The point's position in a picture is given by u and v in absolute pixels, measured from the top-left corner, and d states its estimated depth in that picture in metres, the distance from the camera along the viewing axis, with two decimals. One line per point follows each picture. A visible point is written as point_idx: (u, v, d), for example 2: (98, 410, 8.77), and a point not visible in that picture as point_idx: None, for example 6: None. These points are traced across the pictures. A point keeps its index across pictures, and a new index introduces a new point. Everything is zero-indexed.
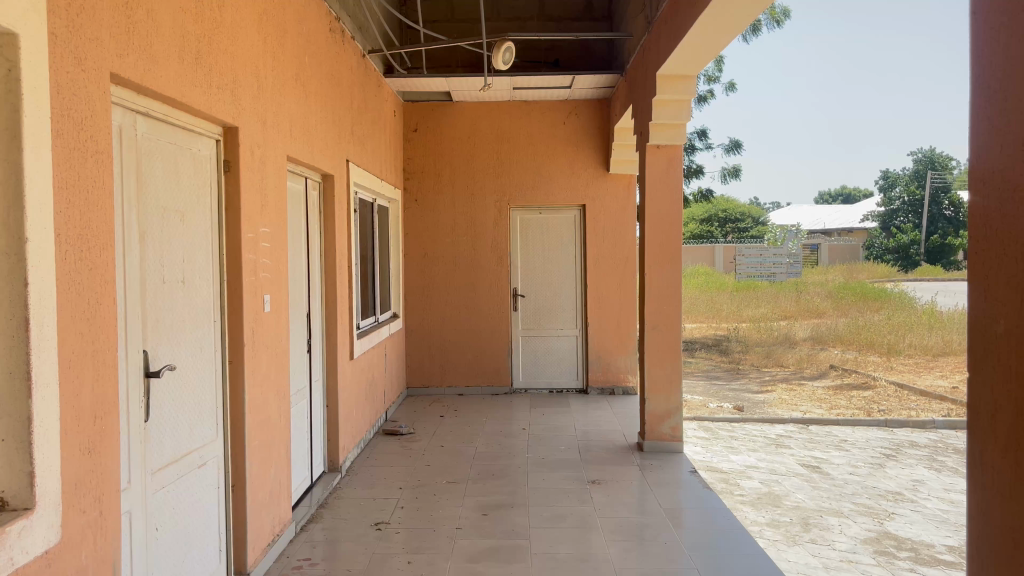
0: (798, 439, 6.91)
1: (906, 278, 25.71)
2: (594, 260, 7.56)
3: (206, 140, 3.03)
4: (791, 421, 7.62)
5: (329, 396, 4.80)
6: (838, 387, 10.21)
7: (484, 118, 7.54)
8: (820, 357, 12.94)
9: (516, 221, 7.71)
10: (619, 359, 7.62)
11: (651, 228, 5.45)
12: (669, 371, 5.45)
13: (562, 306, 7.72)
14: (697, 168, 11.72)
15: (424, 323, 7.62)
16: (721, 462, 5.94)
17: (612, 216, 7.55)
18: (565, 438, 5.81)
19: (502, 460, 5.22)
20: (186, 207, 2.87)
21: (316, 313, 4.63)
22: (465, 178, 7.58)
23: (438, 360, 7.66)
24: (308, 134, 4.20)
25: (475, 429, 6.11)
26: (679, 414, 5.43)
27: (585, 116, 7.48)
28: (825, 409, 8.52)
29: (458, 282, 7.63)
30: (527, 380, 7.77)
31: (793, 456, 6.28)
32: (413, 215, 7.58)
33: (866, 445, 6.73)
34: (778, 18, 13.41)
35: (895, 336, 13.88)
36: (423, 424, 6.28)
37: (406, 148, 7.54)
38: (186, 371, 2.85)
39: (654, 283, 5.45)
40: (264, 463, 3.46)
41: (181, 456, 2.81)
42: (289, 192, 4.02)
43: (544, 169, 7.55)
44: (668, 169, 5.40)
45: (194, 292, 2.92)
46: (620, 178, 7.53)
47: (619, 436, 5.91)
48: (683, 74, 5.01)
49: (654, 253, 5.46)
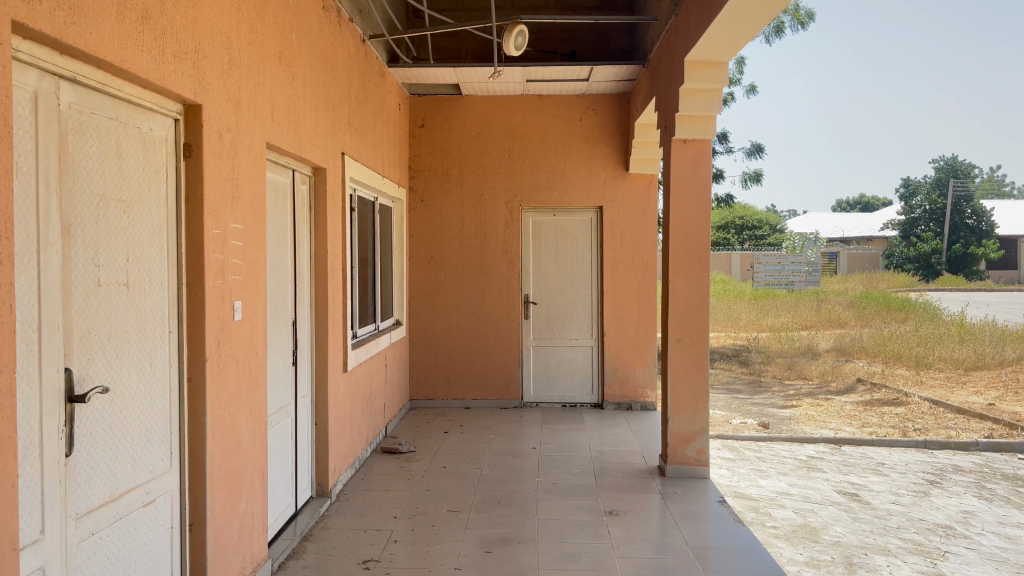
0: (832, 462, 6.37)
1: (929, 288, 25.05)
2: (611, 266, 7.07)
3: (159, 118, 2.57)
4: (822, 441, 7.08)
5: (318, 413, 4.33)
6: (868, 403, 9.66)
7: (495, 114, 7.08)
8: (846, 370, 12.38)
9: (529, 223, 7.23)
10: (637, 372, 7.09)
11: (675, 231, 4.95)
12: (695, 389, 4.93)
13: (576, 315, 7.23)
14: (718, 171, 11.21)
15: (429, 331, 7.15)
16: (749, 488, 5.43)
17: (631, 218, 7.05)
18: (579, 459, 5.31)
19: (510, 485, 4.73)
20: (131, 196, 2.41)
21: (303, 322, 4.16)
22: (475, 177, 7.12)
23: (444, 371, 7.18)
24: (293, 120, 3.74)
25: (482, 447, 5.62)
26: (705, 435, 4.91)
27: (603, 111, 7.01)
28: (857, 428, 7.97)
29: (466, 289, 7.16)
30: (538, 393, 7.27)
31: (829, 482, 5.74)
32: (418, 216, 7.12)
33: (907, 470, 6.19)
34: (802, 20, 12.88)
35: (924, 348, 13.30)
36: (425, 441, 5.79)
37: (412, 145, 7.09)
38: (128, 391, 2.38)
39: (680, 292, 4.94)
40: (232, 496, 2.98)
41: (120, 493, 2.34)
42: (269, 186, 3.56)
43: (558, 169, 7.08)
44: (696, 167, 4.91)
45: (142, 296, 2.46)
46: (640, 178, 7.04)
47: (638, 457, 5.40)
48: (715, 60, 4.49)
49: (678, 259, 4.95)
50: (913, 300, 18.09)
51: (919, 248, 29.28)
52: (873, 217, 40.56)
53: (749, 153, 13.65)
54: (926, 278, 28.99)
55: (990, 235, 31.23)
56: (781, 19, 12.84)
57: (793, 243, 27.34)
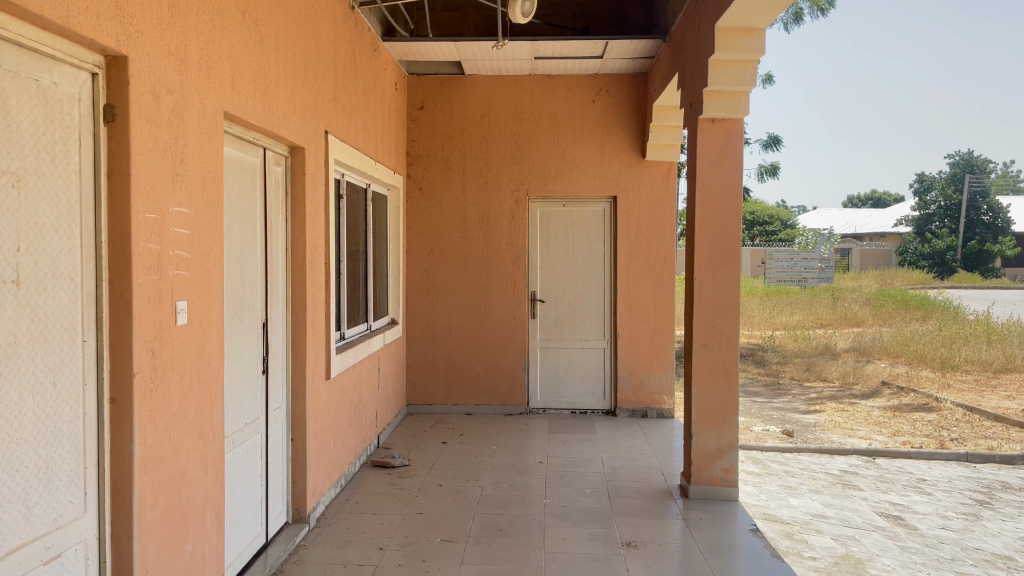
0: (867, 477, 5.80)
1: (947, 286, 24.40)
2: (626, 261, 6.51)
3: (68, 70, 2.03)
4: (854, 452, 6.51)
5: (295, 427, 3.80)
6: (896, 408, 9.08)
7: (501, 95, 6.52)
8: (868, 372, 11.79)
9: (536, 214, 6.67)
10: (652, 377, 6.54)
11: (701, 223, 4.38)
12: (722, 400, 4.37)
13: (587, 315, 6.67)
14: None
15: (428, 331, 6.61)
16: (779, 510, 4.88)
17: (647, 209, 6.49)
18: (591, 477, 4.76)
19: (515, 509, 4.18)
20: (22, 167, 1.86)
21: (276, 323, 3.62)
22: (478, 165, 6.56)
23: (444, 374, 6.63)
24: (261, 88, 3.19)
25: (482, 461, 5.07)
26: (734, 453, 4.36)
27: (618, 93, 6.45)
28: (888, 437, 7.40)
29: (468, 285, 6.62)
30: (545, 399, 6.72)
31: (867, 502, 5.17)
32: (416, 207, 6.57)
33: (952, 488, 5.61)
34: (821, 7, 12.21)
35: (949, 349, 12.71)
36: (420, 453, 5.25)
37: (411, 128, 6.55)
38: (16, 417, 1.85)
39: (706, 291, 4.38)
40: (175, 539, 2.45)
41: (4, 552, 1.80)
42: (229, 164, 3.02)
43: (568, 155, 6.52)
44: (725, 151, 4.34)
45: (41, 296, 1.92)
46: (658, 165, 6.47)
47: (657, 475, 4.84)
48: (752, 26, 3.92)
49: (706, 254, 4.38)
50: (933, 298, 17.50)
51: (934, 245, 28.63)
52: (886, 213, 39.89)
53: (765, 146, 13.06)
54: (941, 275, 28.32)
55: (1007, 232, 30.54)
56: (800, 6, 12.19)
57: (806, 239, 26.68)
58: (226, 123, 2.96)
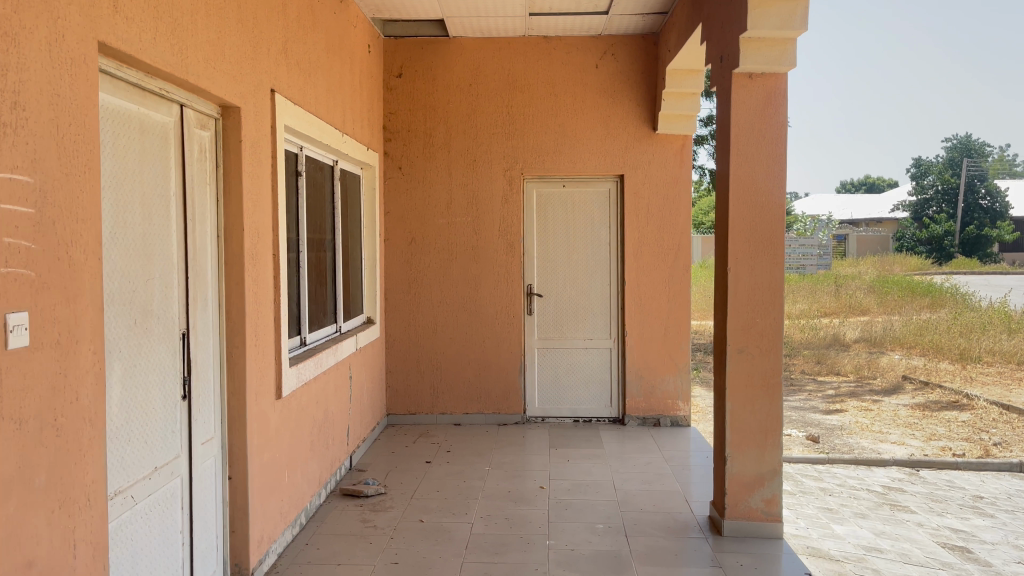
0: (916, 495, 5.03)
1: (948, 272, 23.71)
2: (635, 249, 5.73)
3: None
4: (894, 463, 5.74)
5: (233, 464, 3.00)
6: (923, 406, 8.32)
7: (492, 60, 5.71)
8: (883, 365, 11.03)
9: (531, 195, 5.86)
10: (665, 381, 5.76)
11: (736, 201, 3.58)
12: (762, 417, 3.59)
13: (591, 310, 5.88)
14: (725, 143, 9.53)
15: (410, 330, 5.81)
16: (825, 543, 4.10)
17: (658, 190, 5.70)
18: (603, 508, 3.98)
19: (513, 555, 3.40)
20: None
21: (203, 332, 2.82)
22: (466, 140, 5.75)
23: (429, 379, 5.84)
24: (169, 19, 2.38)
25: (472, 487, 4.29)
26: (777, 480, 3.58)
27: (624, 57, 5.66)
28: (925, 443, 6.63)
29: (455, 278, 5.82)
30: (544, 406, 5.93)
31: (925, 530, 4.41)
32: (395, 189, 5.76)
33: (1016, 508, 4.86)
34: None
35: (966, 340, 11.98)
36: (399, 477, 4.46)
37: (387, 98, 5.72)
38: None
39: (743, 285, 3.59)
40: None
41: None
42: (108, 118, 2.22)
43: (569, 128, 5.72)
44: (766, 113, 3.54)
45: None
46: (670, 140, 5.68)
47: (680, 504, 4.07)
48: None
49: (743, 239, 3.58)
50: (941, 284, 16.77)
51: (932, 230, 27.96)
52: (882, 197, 39.18)
53: None
54: (941, 260, 27.64)
55: (1007, 217, 29.90)
56: None
57: (804, 225, 25.92)
58: (103, 60, 2.13)
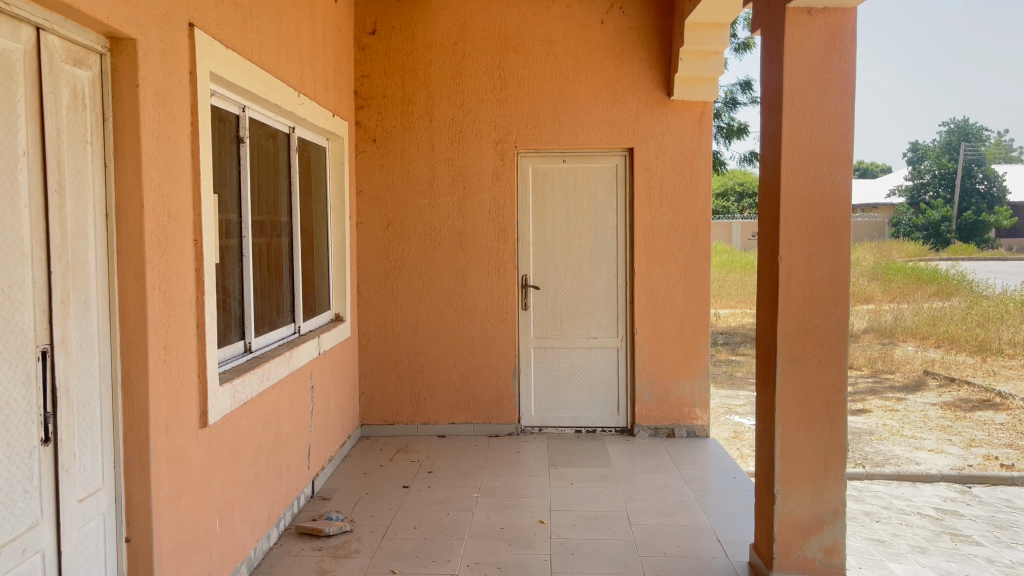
0: (976, 520, 4.32)
1: (948, 258, 23.09)
2: (646, 234, 4.98)
3: None
4: (941, 478, 5.02)
5: (132, 522, 2.23)
6: (951, 406, 7.62)
7: (481, 13, 4.92)
8: (898, 358, 10.34)
9: (527, 173, 5.08)
10: (679, 385, 5.03)
11: (790, 172, 2.82)
12: (820, 444, 2.85)
13: (595, 305, 5.13)
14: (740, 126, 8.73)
15: (388, 328, 5.05)
16: None
17: (673, 165, 4.94)
18: (618, 552, 3.24)
19: None
20: None
21: (81, 349, 2.04)
22: (451, 107, 4.97)
23: (409, 384, 5.08)
24: None
25: (457, 522, 3.54)
26: (839, 523, 2.85)
27: (633, 11, 4.88)
28: (966, 451, 5.92)
29: (438, 268, 5.05)
30: (540, 413, 5.18)
31: (999, 569, 3.68)
32: (369, 165, 4.98)
33: None
34: None
35: (985, 330, 11.28)
36: (370, 509, 3.71)
37: (359, 60, 4.93)
38: None
39: (797, 278, 2.84)
40: None
41: None
42: None
43: (569, 94, 4.94)
44: (829, 59, 2.79)
45: None
46: (686, 108, 4.92)
47: (711, 545, 3.33)
48: None
49: (797, 221, 2.83)
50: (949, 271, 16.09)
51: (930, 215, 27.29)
52: (878, 182, 38.55)
53: None
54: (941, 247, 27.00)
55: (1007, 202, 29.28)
56: None
57: None
58: None
